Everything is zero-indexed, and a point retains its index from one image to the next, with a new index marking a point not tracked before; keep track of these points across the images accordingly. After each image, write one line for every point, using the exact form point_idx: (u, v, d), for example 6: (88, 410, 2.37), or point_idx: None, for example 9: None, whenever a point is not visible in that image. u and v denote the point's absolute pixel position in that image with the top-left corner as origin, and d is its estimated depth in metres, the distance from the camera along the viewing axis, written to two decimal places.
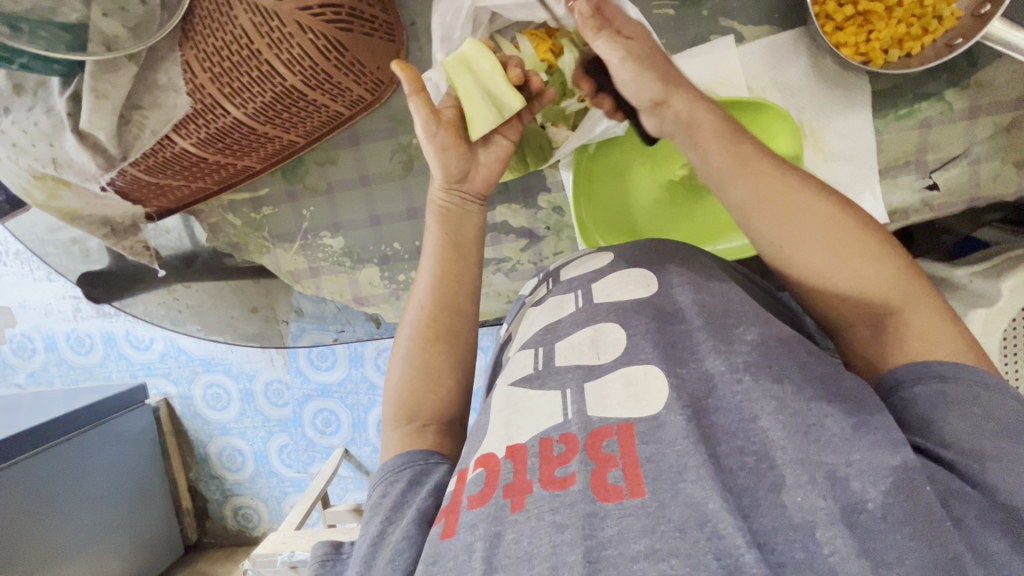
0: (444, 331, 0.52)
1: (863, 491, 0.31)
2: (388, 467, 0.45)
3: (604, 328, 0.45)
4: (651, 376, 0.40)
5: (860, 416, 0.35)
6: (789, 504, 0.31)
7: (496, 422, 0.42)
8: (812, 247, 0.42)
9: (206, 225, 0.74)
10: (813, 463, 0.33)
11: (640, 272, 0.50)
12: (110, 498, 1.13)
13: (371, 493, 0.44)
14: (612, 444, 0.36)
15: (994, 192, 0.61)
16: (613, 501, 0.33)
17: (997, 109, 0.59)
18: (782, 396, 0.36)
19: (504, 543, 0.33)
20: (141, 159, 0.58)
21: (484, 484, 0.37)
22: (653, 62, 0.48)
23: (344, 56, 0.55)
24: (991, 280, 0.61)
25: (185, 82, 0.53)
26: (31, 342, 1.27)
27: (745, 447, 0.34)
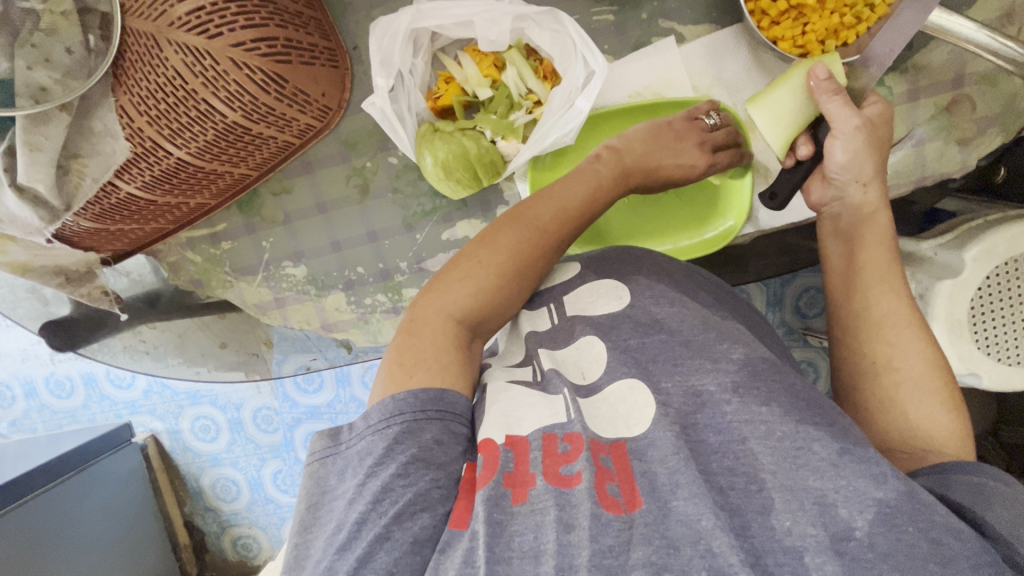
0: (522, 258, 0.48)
1: (851, 517, 0.33)
2: (416, 402, 0.40)
3: (584, 344, 0.47)
4: (636, 391, 0.42)
5: (846, 442, 0.37)
6: (778, 528, 0.34)
7: (494, 409, 0.42)
8: (919, 363, 0.49)
9: (166, 264, 0.73)
10: (801, 488, 0.35)
11: (611, 283, 0.52)
12: (104, 543, 1.10)
13: (417, 428, 0.39)
14: (607, 460, 0.38)
15: (942, 171, 0.62)
16: (613, 511, 0.34)
17: (936, 89, 0.60)
18: (768, 419, 0.38)
19: (507, 532, 0.34)
20: (87, 207, 0.57)
21: (484, 467, 0.38)
22: (874, 154, 0.54)
23: (285, 87, 0.54)
24: (954, 250, 0.62)
25: (122, 127, 0.52)
26: (10, 390, 1.25)
27: (734, 467, 0.37)
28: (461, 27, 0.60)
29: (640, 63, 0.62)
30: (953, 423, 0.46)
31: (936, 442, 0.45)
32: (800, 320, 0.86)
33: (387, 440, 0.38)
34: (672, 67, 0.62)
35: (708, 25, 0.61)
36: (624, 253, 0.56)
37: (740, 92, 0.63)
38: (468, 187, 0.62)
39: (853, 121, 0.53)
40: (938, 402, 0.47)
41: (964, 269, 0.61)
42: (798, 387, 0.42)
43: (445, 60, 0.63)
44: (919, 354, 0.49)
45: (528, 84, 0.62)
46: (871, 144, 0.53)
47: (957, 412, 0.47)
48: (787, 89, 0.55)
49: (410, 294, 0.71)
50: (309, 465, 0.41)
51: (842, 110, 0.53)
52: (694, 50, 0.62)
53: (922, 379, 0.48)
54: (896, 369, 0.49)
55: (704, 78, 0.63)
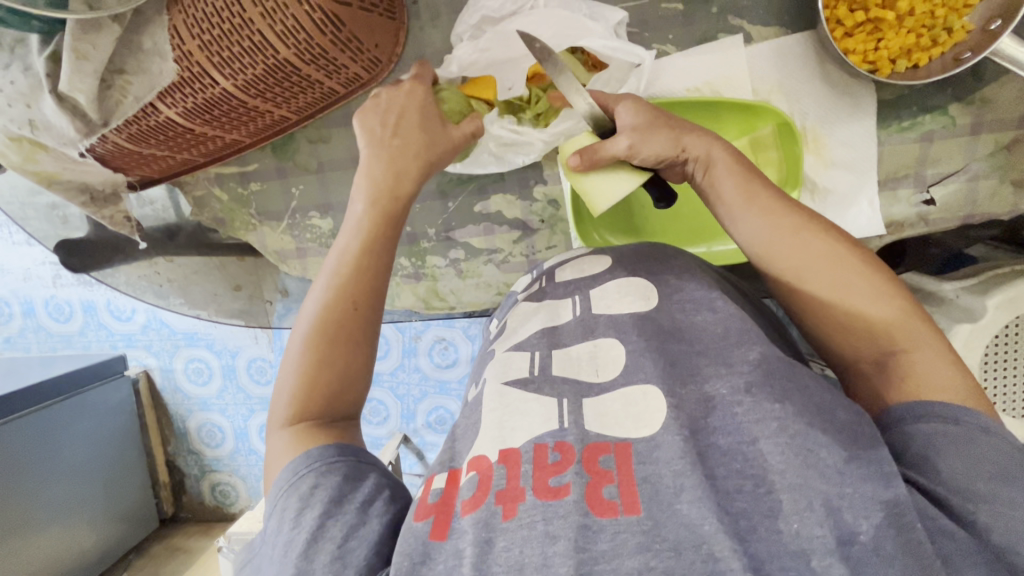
0: (329, 358, 0.45)
1: (855, 521, 0.32)
2: (290, 468, 0.42)
3: (603, 343, 0.46)
4: (650, 396, 0.41)
5: (854, 450, 0.36)
6: (785, 530, 0.33)
7: (488, 422, 0.42)
8: (917, 338, 0.42)
9: (191, 198, 0.72)
10: (809, 487, 0.34)
11: (640, 283, 0.51)
12: (83, 470, 1.10)
13: (296, 483, 0.41)
14: (609, 461, 0.37)
15: (990, 211, 0.61)
16: (608, 516, 0.34)
17: (999, 127, 0.59)
18: (781, 416, 0.37)
19: (495, 550, 0.34)
20: (123, 126, 0.55)
21: (476, 488, 0.38)
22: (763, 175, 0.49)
23: (341, 31, 0.53)
24: (977, 296, 0.60)
25: (172, 48, 0.51)
26: (9, 307, 1.24)
27: (742, 470, 0.36)
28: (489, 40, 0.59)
29: (702, 57, 0.61)
30: (954, 373, 0.40)
31: (943, 394, 0.39)
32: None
33: (277, 515, 0.40)
34: (737, 66, 0.61)
35: (777, 28, 0.60)
36: (661, 250, 0.55)
37: (800, 101, 0.61)
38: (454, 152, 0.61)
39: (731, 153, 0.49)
40: (944, 368, 0.41)
41: (984, 315, 0.58)
42: (812, 391, 0.40)
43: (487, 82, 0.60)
44: (874, 309, 0.42)
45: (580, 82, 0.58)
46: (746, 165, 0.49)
47: (954, 360, 0.41)
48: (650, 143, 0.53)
49: (433, 263, 0.71)
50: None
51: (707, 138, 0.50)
52: (760, 51, 0.60)
53: (904, 335, 0.42)
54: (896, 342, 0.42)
55: (767, 81, 0.61)
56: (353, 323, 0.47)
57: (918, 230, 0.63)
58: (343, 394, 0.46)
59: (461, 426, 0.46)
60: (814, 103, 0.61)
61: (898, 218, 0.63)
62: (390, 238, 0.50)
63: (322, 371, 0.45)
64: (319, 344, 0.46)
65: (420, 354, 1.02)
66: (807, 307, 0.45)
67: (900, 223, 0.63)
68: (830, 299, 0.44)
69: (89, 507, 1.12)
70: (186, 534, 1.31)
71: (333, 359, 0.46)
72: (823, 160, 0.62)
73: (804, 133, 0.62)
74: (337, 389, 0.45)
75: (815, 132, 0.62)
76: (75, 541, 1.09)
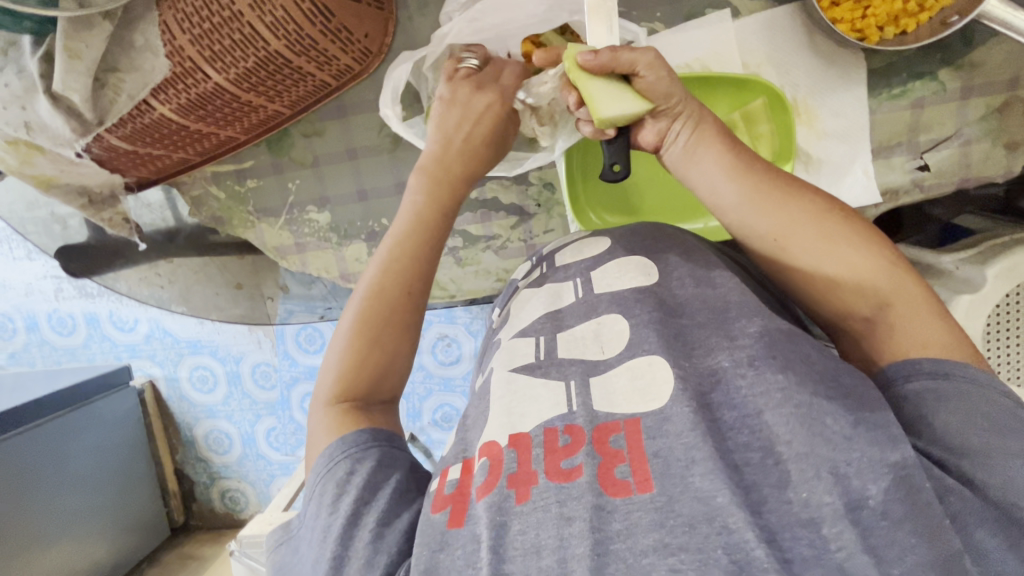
0: (383, 337, 0.46)
1: (864, 487, 0.32)
2: (326, 457, 0.42)
3: (607, 320, 0.46)
4: (656, 366, 0.41)
5: (860, 414, 0.36)
6: (795, 500, 0.33)
7: (497, 409, 0.42)
8: (902, 288, 0.41)
9: (188, 199, 0.72)
10: (815, 455, 0.34)
11: (639, 259, 0.50)
12: (91, 479, 1.10)
13: (333, 467, 0.41)
14: (619, 440, 0.37)
15: (985, 173, 0.61)
16: (621, 496, 0.34)
17: (989, 89, 0.59)
18: (785, 386, 0.37)
19: (511, 535, 0.34)
20: (118, 126, 0.56)
21: (489, 473, 0.38)
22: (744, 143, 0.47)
23: (330, 21, 0.53)
24: (977, 267, 0.60)
25: (163, 44, 0.51)
26: (13, 323, 1.24)
27: (749, 442, 0.36)
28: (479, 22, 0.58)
29: (691, 34, 0.61)
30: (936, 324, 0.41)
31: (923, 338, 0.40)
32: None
33: (317, 497, 0.41)
34: (725, 42, 0.61)
35: (764, 1, 0.60)
36: (665, 229, 0.54)
37: (790, 74, 0.62)
38: None
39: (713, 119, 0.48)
40: (934, 323, 0.41)
41: (984, 285, 0.58)
42: (816, 360, 0.40)
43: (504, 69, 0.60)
44: (862, 267, 0.42)
45: None
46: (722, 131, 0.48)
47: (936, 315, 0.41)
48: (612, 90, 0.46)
49: None
50: (269, 556, 0.44)
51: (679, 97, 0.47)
52: (749, 25, 0.61)
53: (891, 288, 0.42)
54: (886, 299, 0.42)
55: (756, 55, 0.61)
56: (404, 306, 0.48)
57: (913, 196, 0.63)
58: (387, 377, 0.47)
59: (471, 417, 0.45)
60: (804, 75, 0.61)
61: (892, 185, 0.62)
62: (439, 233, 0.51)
63: (369, 350, 0.46)
64: (372, 326, 0.47)
65: (424, 352, 1.02)
66: (795, 271, 0.45)
67: (895, 191, 0.62)
68: (819, 258, 0.43)
69: (98, 518, 1.12)
70: (199, 540, 1.32)
71: (387, 343, 0.47)
72: (815, 132, 0.63)
73: (796, 105, 0.63)
74: (383, 373, 0.46)
75: (806, 103, 0.62)
76: (87, 550, 1.09)
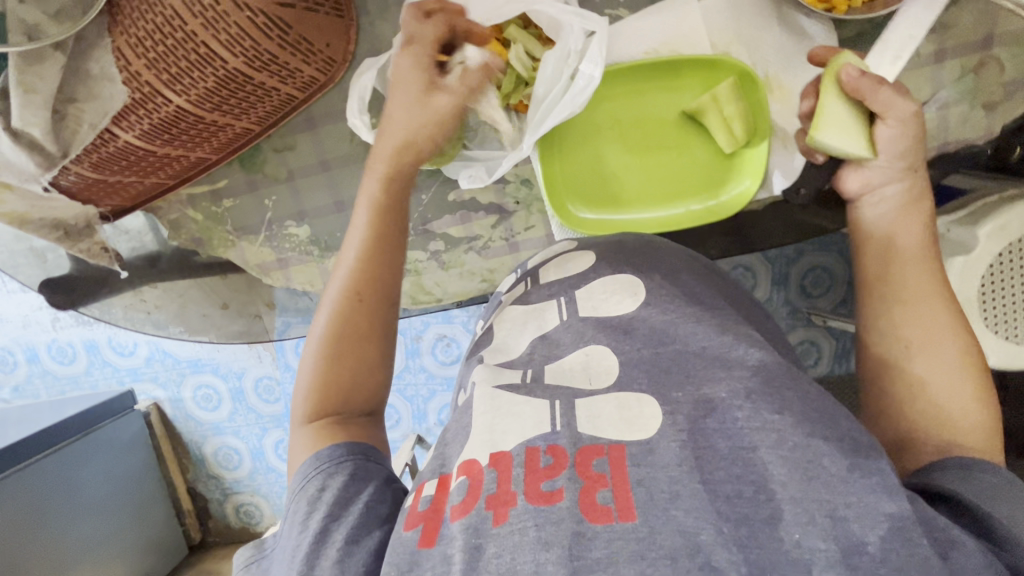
0: (347, 351, 0.50)
1: (863, 532, 0.32)
2: (300, 478, 0.44)
3: (595, 352, 0.46)
4: (644, 402, 0.41)
5: (857, 458, 0.36)
6: (786, 539, 0.32)
7: (479, 426, 0.42)
8: (946, 369, 0.48)
9: (166, 223, 0.72)
10: (811, 500, 0.34)
11: (627, 277, 0.52)
12: (104, 506, 1.10)
13: (305, 485, 0.43)
14: (602, 463, 0.37)
15: (965, 136, 0.60)
16: (602, 522, 0.33)
17: (963, 50, 0.58)
18: (781, 428, 0.37)
19: (485, 558, 0.33)
20: (83, 156, 0.55)
21: (466, 493, 0.37)
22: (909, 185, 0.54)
23: (288, 34, 0.53)
24: (968, 228, 0.62)
25: (119, 70, 0.50)
26: (13, 356, 1.25)
27: (742, 475, 0.35)
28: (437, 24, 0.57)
29: (658, 17, 0.60)
30: (970, 392, 0.46)
31: (961, 434, 0.45)
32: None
33: (298, 497, 0.42)
34: (691, 24, 0.60)
35: None
36: (644, 246, 0.57)
37: (760, 51, 0.61)
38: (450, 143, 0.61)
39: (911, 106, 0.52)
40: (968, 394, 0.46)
41: (978, 245, 0.60)
42: (814, 396, 0.40)
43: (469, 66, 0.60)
44: (933, 335, 0.49)
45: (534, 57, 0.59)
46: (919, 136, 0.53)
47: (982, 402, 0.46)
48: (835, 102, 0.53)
49: (415, 257, 0.70)
50: (239, 574, 0.43)
51: (906, 107, 0.52)
52: (714, 5, 0.60)
53: (932, 361, 0.48)
54: (925, 377, 0.48)
55: (723, 34, 0.61)
56: (365, 319, 0.51)
57: None
58: (359, 386, 0.49)
59: (451, 430, 0.45)
60: (775, 49, 0.61)
61: None
62: (395, 247, 0.54)
63: (338, 367, 0.49)
64: (338, 342, 0.50)
65: (423, 353, 1.02)
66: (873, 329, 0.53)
67: None
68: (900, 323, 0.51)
69: (116, 543, 1.12)
70: (215, 558, 1.33)
71: (352, 356, 0.50)
72: (790, 108, 0.61)
73: (768, 82, 0.61)
74: (353, 383, 0.49)
75: (779, 79, 0.61)
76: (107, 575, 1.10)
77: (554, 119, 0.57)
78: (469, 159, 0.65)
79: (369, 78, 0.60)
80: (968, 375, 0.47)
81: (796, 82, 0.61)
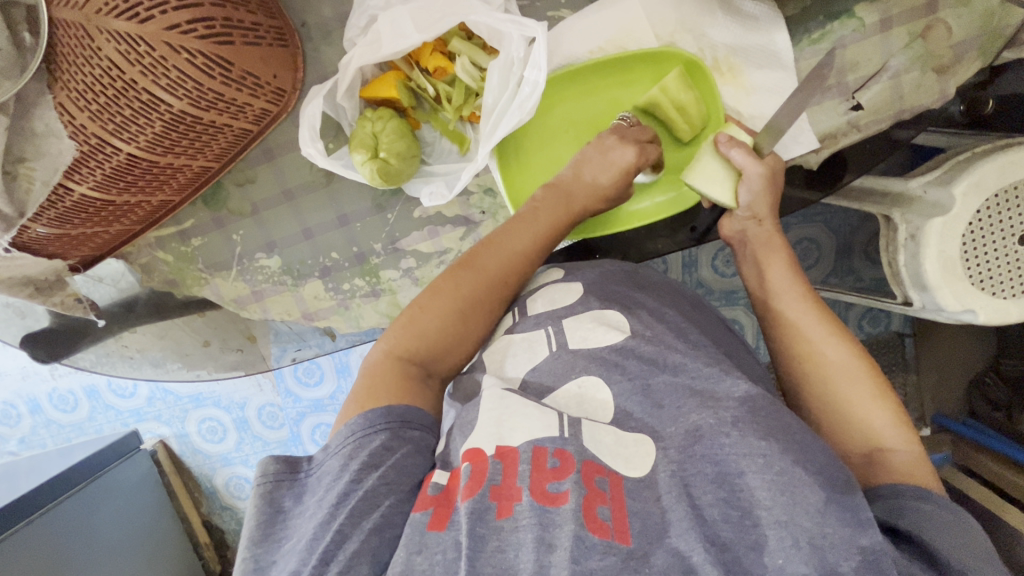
0: (458, 311, 0.53)
1: (837, 562, 0.34)
2: (361, 423, 0.44)
3: (589, 384, 0.47)
4: (641, 443, 0.42)
5: (839, 497, 0.36)
6: (769, 566, 0.34)
7: (485, 419, 0.43)
8: (850, 385, 0.49)
9: (139, 266, 0.72)
10: (795, 525, 0.35)
11: (615, 315, 0.52)
12: (121, 551, 1.09)
13: (366, 440, 0.43)
14: (603, 482, 0.39)
15: (920, 102, 0.57)
16: (598, 534, 0.35)
17: (908, 16, 0.56)
18: (767, 453, 0.38)
19: (487, 549, 0.35)
20: (41, 212, 0.55)
21: (472, 479, 0.39)
22: (762, 228, 0.61)
23: (231, 71, 0.53)
24: (943, 187, 0.62)
25: (64, 125, 0.50)
26: (15, 409, 1.25)
27: (728, 499, 0.38)
28: (376, 45, 0.57)
29: (604, 13, 0.61)
30: (881, 406, 0.47)
31: (873, 433, 0.46)
32: (717, 281, 0.94)
33: (344, 457, 0.42)
34: (634, 17, 0.62)
35: None
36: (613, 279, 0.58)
37: (705, 36, 0.62)
38: (408, 160, 0.61)
39: (756, 165, 0.58)
40: (877, 404, 0.48)
41: (955, 205, 0.61)
42: (797, 429, 0.41)
43: (417, 79, 0.60)
44: (829, 357, 0.51)
45: (481, 67, 0.59)
46: (768, 187, 0.59)
47: (886, 398, 0.48)
48: (707, 156, 0.60)
49: (388, 276, 0.70)
50: (259, 487, 0.42)
51: (748, 159, 0.58)
52: None
53: (838, 379, 0.50)
54: (835, 392, 0.49)
55: (667, 24, 0.62)
56: (485, 288, 0.55)
57: (851, 138, 0.60)
58: (450, 351, 0.53)
59: (457, 423, 0.46)
60: (721, 33, 0.61)
61: (828, 130, 0.60)
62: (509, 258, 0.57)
63: (444, 321, 0.53)
64: (452, 295, 0.54)
65: None
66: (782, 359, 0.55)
67: (832, 135, 0.60)
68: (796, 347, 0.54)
69: None
70: None
71: (456, 321, 0.53)
72: (742, 88, 0.62)
73: (718, 66, 0.63)
74: (450, 346, 0.53)
75: (728, 62, 0.62)
76: None
77: (504, 126, 0.58)
78: (430, 175, 0.65)
79: (316, 106, 0.59)
80: (866, 384, 0.49)
81: (746, 63, 0.61)
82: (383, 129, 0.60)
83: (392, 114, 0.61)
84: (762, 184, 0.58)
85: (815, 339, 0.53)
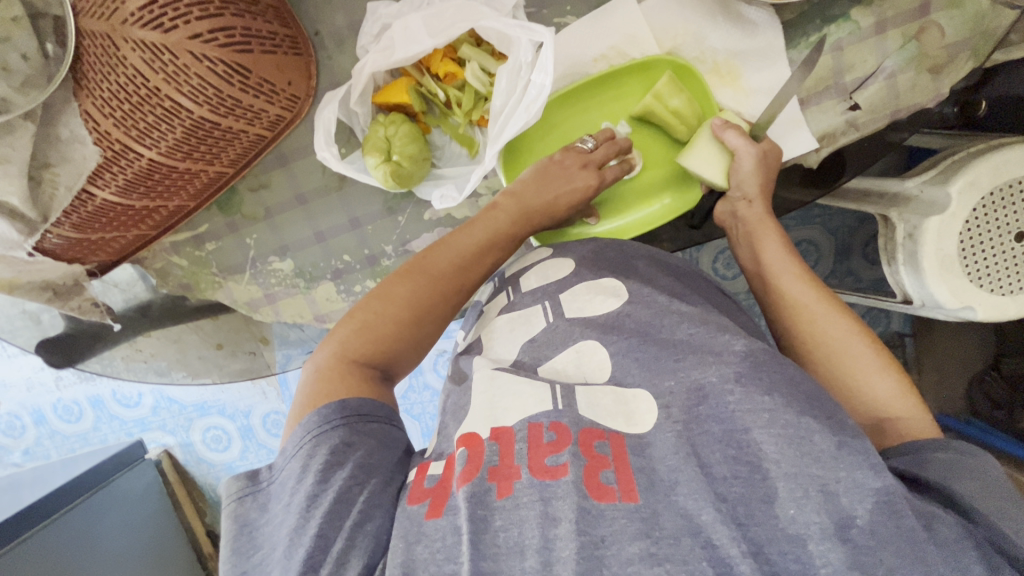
0: (396, 313, 0.51)
1: (851, 505, 0.34)
2: (320, 417, 0.43)
3: (585, 349, 0.48)
4: (639, 398, 0.43)
5: (844, 436, 0.37)
6: (782, 517, 0.35)
7: (479, 403, 0.44)
8: (854, 356, 0.50)
9: (153, 271, 0.73)
10: (804, 474, 0.35)
11: (609, 283, 0.54)
12: (125, 557, 1.09)
13: (324, 438, 0.41)
14: (603, 445, 0.39)
15: (915, 102, 0.59)
16: (605, 499, 0.35)
17: (902, 19, 0.57)
18: (771, 408, 0.38)
19: (492, 529, 0.35)
20: (64, 217, 0.57)
21: (467, 462, 0.39)
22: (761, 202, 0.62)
23: (249, 78, 0.54)
24: (939, 186, 0.64)
25: (89, 131, 0.52)
26: (20, 420, 1.25)
27: (737, 456, 0.37)
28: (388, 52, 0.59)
29: (604, 22, 0.63)
30: (884, 374, 0.49)
31: (883, 403, 0.48)
32: (719, 282, 0.96)
33: (304, 458, 0.41)
34: (636, 23, 0.63)
35: None
36: (621, 248, 0.60)
37: (706, 41, 0.64)
38: (420, 162, 0.63)
39: (752, 147, 0.61)
40: (881, 372, 0.49)
41: (951, 203, 0.62)
42: (799, 379, 0.42)
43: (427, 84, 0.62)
44: (832, 328, 0.52)
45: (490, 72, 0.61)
46: (764, 169, 0.61)
47: (890, 366, 0.49)
48: (704, 142, 0.64)
49: None
50: (227, 507, 0.42)
51: (741, 141, 0.61)
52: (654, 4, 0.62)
53: (843, 349, 0.51)
54: (839, 364, 0.51)
55: (669, 29, 0.64)
56: (432, 289, 0.54)
57: (849, 137, 0.62)
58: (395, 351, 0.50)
59: (453, 409, 0.47)
60: (721, 38, 0.63)
61: (826, 130, 0.62)
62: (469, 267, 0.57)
63: (381, 324, 0.51)
64: (390, 298, 0.52)
65: (426, 370, 1.04)
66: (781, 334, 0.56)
67: (830, 134, 0.62)
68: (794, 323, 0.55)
69: None
70: None
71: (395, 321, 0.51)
72: (742, 91, 0.64)
73: (718, 69, 0.65)
74: (389, 349, 0.50)
75: (729, 65, 0.64)
76: None
77: (511, 128, 0.60)
78: (440, 178, 0.67)
79: (331, 109, 0.62)
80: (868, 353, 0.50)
81: (744, 66, 0.63)
82: (394, 129, 0.61)
83: (404, 119, 0.62)
84: (757, 163, 0.61)
85: (814, 317, 0.54)
